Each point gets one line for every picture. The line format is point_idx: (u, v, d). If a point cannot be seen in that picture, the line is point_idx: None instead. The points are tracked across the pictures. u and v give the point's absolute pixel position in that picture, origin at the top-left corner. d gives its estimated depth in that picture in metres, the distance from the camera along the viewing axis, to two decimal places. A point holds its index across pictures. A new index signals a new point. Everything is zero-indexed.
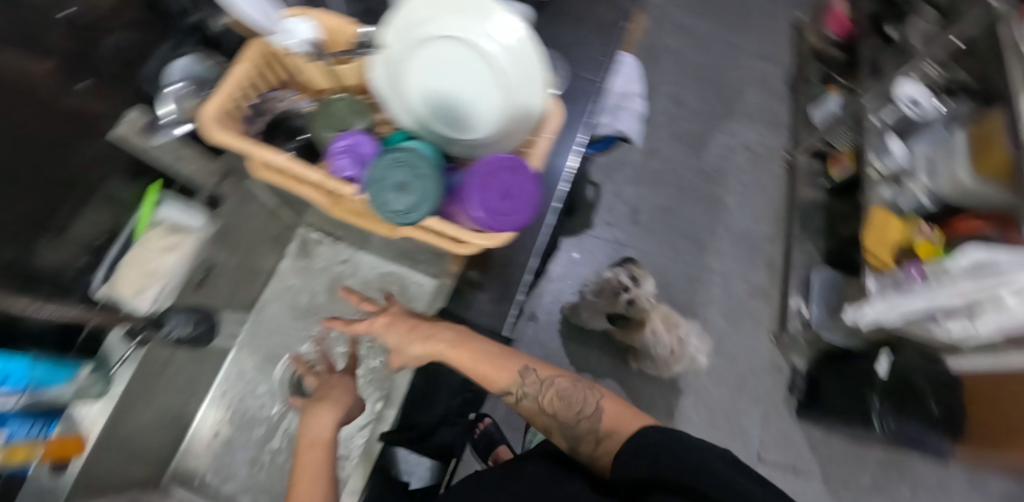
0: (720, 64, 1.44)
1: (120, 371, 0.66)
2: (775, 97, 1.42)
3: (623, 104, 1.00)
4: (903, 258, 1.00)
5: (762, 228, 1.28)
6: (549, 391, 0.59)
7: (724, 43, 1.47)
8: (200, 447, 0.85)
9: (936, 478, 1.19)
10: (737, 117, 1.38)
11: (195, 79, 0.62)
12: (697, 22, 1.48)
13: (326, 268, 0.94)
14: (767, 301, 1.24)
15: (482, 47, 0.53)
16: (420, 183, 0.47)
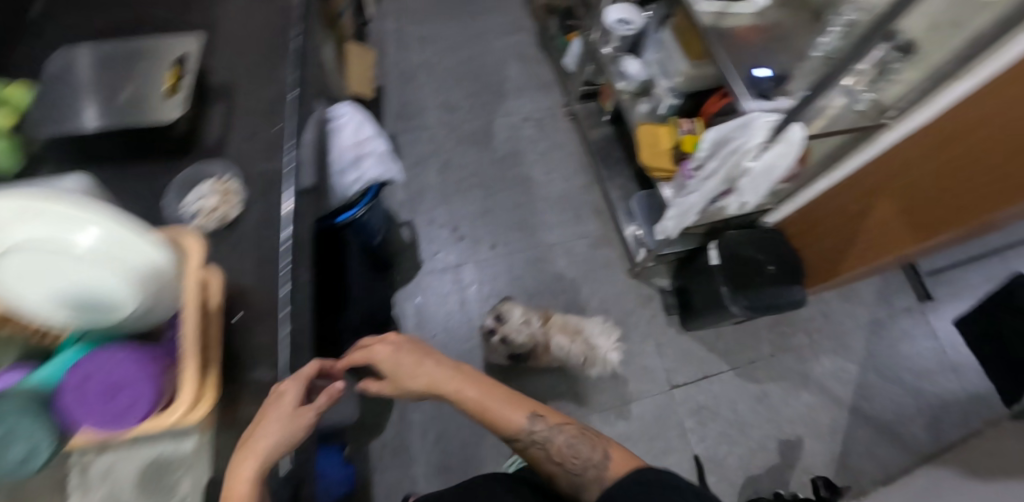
0: (470, 58, 1.49)
1: None
2: (538, 63, 1.47)
3: (362, 153, 1.01)
4: (674, 157, 1.06)
5: (574, 182, 1.33)
6: (569, 438, 0.59)
7: (469, 36, 1.52)
8: None
9: (813, 311, 1.31)
10: (512, 96, 1.42)
11: None
12: (433, 34, 1.54)
13: None
14: (613, 244, 1.28)
15: (78, 265, 0.32)
16: (41, 445, 0.33)
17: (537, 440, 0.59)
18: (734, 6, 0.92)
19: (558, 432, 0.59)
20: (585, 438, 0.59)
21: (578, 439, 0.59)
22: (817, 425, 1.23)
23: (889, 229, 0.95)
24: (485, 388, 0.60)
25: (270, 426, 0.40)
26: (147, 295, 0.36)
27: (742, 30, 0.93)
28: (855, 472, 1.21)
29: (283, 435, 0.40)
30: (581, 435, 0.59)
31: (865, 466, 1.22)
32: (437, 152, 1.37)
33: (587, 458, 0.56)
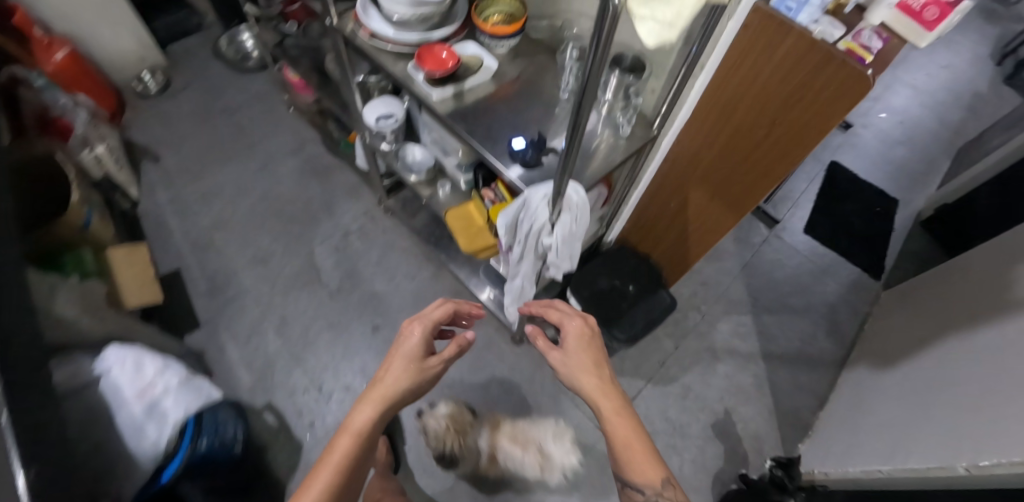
0: (270, 202, 1.44)
1: None
2: (338, 174, 1.48)
3: (155, 397, 0.85)
4: (491, 231, 0.98)
5: (424, 277, 1.29)
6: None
7: (264, 182, 1.48)
8: None
9: (689, 287, 1.38)
10: (324, 220, 1.39)
11: None
12: (222, 194, 1.46)
13: None
14: (483, 321, 1.23)
15: None
16: None
17: (648, 499, 0.58)
18: (468, 82, 0.85)
19: (666, 489, 0.57)
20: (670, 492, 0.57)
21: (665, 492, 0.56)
22: (745, 389, 1.25)
23: (707, 211, 0.92)
24: (625, 425, 0.61)
25: (367, 423, 0.56)
26: None
27: (486, 101, 0.86)
28: (798, 414, 1.23)
29: (365, 436, 0.55)
30: (669, 496, 0.56)
31: (804, 404, 1.24)
32: (269, 313, 1.26)
33: None
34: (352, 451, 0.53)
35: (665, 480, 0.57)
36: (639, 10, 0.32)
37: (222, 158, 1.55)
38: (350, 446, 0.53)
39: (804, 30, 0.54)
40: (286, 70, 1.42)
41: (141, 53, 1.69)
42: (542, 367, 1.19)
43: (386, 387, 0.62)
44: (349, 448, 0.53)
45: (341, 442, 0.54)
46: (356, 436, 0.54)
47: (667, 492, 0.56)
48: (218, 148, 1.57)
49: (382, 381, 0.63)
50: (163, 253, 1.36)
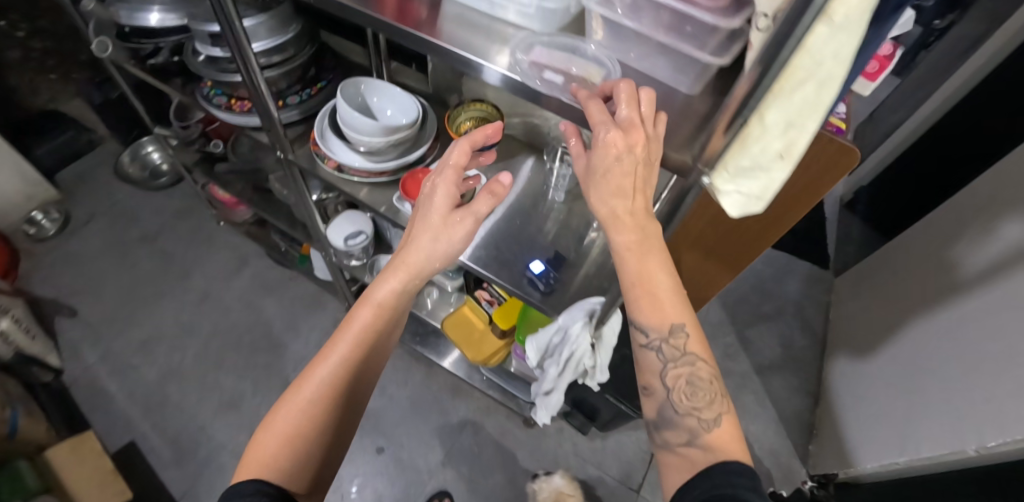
0: (225, 336, 1.30)
1: None
2: (295, 286, 1.37)
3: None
4: (496, 334, 0.96)
5: (418, 379, 1.22)
6: (671, 368, 0.44)
7: (212, 314, 1.33)
8: None
9: None
10: (292, 342, 1.28)
11: None
12: (164, 340, 1.30)
13: None
14: (491, 412, 1.18)
15: None
16: None
17: (650, 348, 0.45)
18: None
19: (680, 361, 0.44)
20: (699, 402, 0.43)
21: (698, 422, 0.42)
22: (747, 407, 1.32)
23: (702, 270, 0.89)
24: (651, 297, 0.43)
25: (380, 308, 0.48)
26: None
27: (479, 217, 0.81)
28: (798, 415, 1.31)
29: (363, 351, 0.48)
30: (686, 385, 0.44)
31: (802, 404, 1.33)
32: None
33: (686, 409, 0.43)
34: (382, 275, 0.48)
35: (692, 364, 0.43)
36: (725, 184, 0.40)
37: (154, 295, 1.37)
38: (378, 325, 0.49)
39: None
40: (213, 189, 1.30)
41: (27, 192, 1.45)
42: (562, 443, 1.17)
43: (415, 257, 0.47)
44: (351, 350, 0.47)
45: (377, 292, 0.48)
46: (356, 358, 0.47)
47: (694, 409, 0.43)
48: (145, 285, 1.39)
49: (380, 292, 0.48)
50: (107, 427, 1.17)
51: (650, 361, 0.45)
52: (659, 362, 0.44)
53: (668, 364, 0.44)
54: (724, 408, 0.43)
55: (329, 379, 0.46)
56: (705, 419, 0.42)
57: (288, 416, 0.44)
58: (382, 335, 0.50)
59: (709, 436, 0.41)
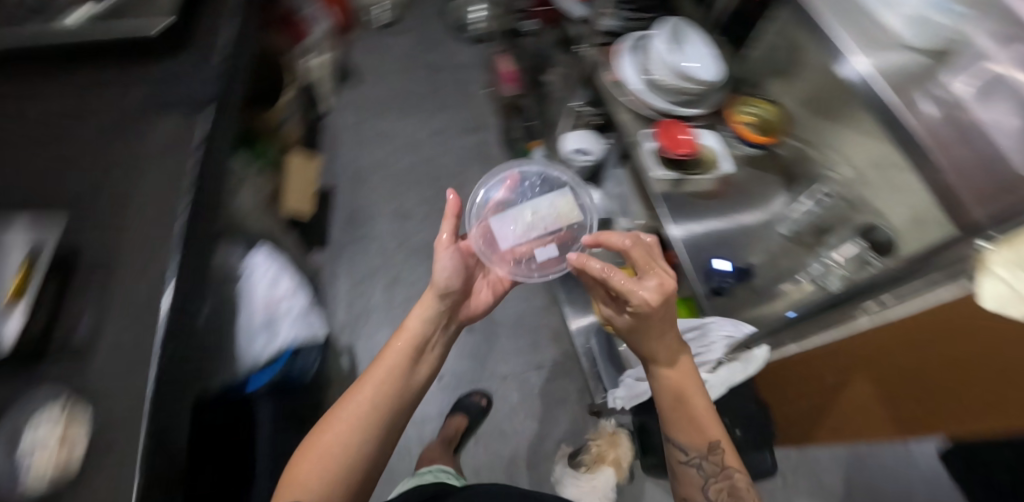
0: (433, 166, 1.53)
1: None
2: (497, 166, 1.52)
3: (274, 314, 0.93)
4: None
5: (541, 306, 1.29)
6: (699, 460, 0.61)
7: (434, 144, 1.58)
8: None
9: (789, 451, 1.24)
10: (468, 202, 1.46)
11: None
12: (395, 141, 1.58)
13: None
14: (570, 375, 1.20)
15: None
16: None
17: (689, 463, 0.62)
18: (691, 175, 0.94)
19: (719, 468, 0.60)
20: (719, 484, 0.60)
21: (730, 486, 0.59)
22: None
23: (867, 411, 0.73)
24: (685, 395, 0.62)
25: (369, 384, 0.64)
26: None
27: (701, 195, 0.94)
28: None
29: (376, 391, 0.64)
30: (715, 474, 0.60)
31: None
32: (386, 264, 1.36)
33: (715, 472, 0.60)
34: (380, 358, 0.67)
35: (715, 452, 0.60)
36: (998, 270, 0.43)
37: (412, 111, 1.66)
38: (375, 376, 0.65)
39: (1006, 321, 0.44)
40: (505, 61, 1.47)
41: None
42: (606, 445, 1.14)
43: (409, 330, 0.68)
44: (370, 393, 0.63)
45: (376, 370, 0.66)
46: (370, 411, 0.62)
47: (723, 471, 0.60)
48: (405, 96, 1.69)
49: (372, 371, 0.65)
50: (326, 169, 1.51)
51: (689, 473, 0.62)
52: (704, 453, 0.61)
53: (707, 478, 0.60)
54: (733, 464, 0.60)
55: (349, 422, 0.61)
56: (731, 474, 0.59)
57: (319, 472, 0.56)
58: (418, 377, 0.69)
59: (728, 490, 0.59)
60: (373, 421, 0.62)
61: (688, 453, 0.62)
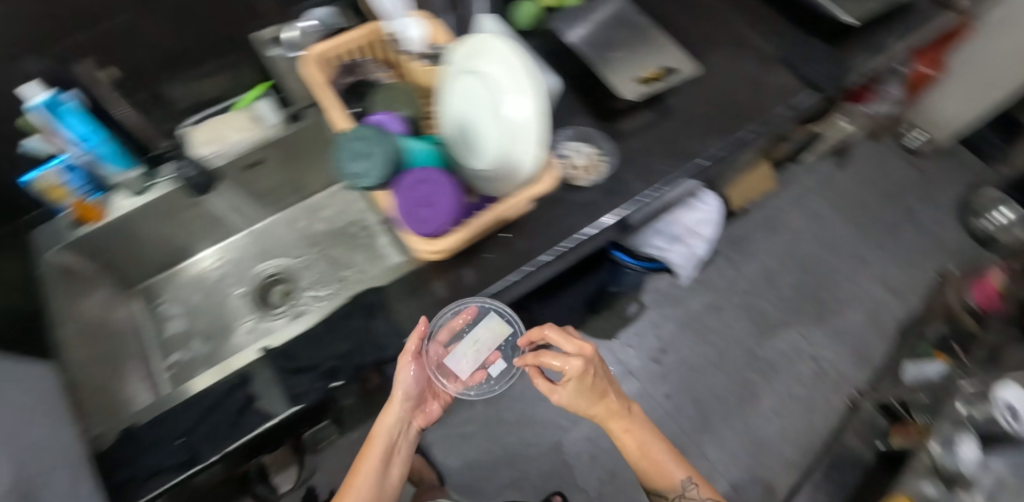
0: (799, 298, 1.24)
1: (130, 204, 0.72)
2: (878, 344, 1.20)
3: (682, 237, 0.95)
4: None
5: (779, 442, 1.10)
6: (682, 492, 0.62)
7: (812, 283, 1.26)
8: (173, 293, 0.83)
9: None
10: (810, 341, 1.19)
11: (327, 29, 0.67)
12: (789, 233, 1.32)
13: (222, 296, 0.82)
14: None
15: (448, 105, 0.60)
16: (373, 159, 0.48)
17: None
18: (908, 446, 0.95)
19: (697, 493, 0.61)
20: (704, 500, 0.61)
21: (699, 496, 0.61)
22: None
23: None
24: (630, 431, 0.63)
25: (375, 455, 0.66)
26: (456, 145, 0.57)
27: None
28: None
29: (372, 485, 0.65)
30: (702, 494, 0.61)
31: None
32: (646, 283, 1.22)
33: None
34: (363, 451, 0.68)
35: (692, 480, 0.62)
36: None
37: (835, 212, 1.36)
38: (375, 456, 0.66)
39: None
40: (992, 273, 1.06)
41: None
42: None
43: (383, 430, 0.67)
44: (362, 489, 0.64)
45: (369, 455, 0.67)
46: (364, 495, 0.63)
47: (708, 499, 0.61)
48: (893, 213, 1.37)
49: (362, 466, 0.65)
50: None
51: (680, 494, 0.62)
52: (691, 499, 0.61)
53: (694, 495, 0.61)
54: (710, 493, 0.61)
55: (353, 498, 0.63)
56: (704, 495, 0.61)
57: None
58: (388, 480, 0.68)
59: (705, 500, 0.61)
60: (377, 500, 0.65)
61: (668, 494, 0.62)
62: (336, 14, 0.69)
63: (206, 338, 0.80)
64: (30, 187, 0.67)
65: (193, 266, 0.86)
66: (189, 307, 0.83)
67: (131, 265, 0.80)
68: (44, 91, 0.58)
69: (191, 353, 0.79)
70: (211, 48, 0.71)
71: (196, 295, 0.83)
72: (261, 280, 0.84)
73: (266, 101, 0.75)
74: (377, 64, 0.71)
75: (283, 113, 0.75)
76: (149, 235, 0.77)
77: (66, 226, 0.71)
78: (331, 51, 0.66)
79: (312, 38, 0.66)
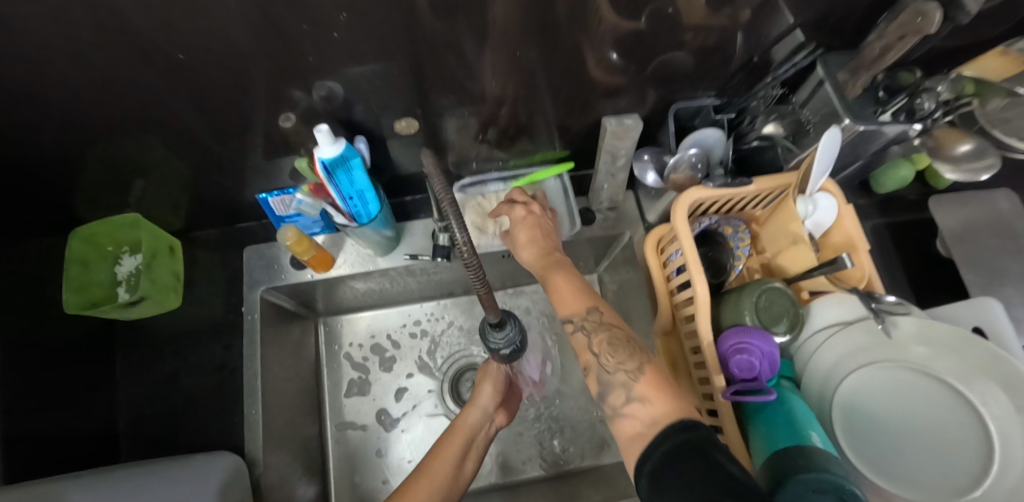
0: None
1: (393, 260, 0.58)
2: None
3: None
4: None
5: None
6: (569, 331, 0.42)
7: None
8: (358, 337, 0.70)
9: None
10: None
11: (706, 157, 0.50)
12: None
13: (407, 373, 0.68)
14: None
15: (887, 388, 0.44)
16: None
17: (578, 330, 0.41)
18: None
19: (599, 323, 0.41)
20: (604, 331, 0.41)
21: (640, 417, 0.34)
22: None
23: None
24: (566, 282, 0.45)
25: (454, 450, 0.51)
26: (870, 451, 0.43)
27: None
28: None
29: (447, 480, 0.48)
30: (600, 326, 0.41)
31: None
32: None
33: (617, 365, 0.38)
34: (445, 436, 0.53)
35: (594, 311, 0.42)
36: None
37: None
38: (454, 451, 0.51)
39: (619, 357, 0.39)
40: None
41: None
42: None
43: (467, 426, 0.55)
44: (439, 480, 0.48)
45: (449, 445, 0.51)
46: (438, 493, 0.47)
47: (620, 365, 0.38)
48: None
49: (440, 453, 0.50)
50: None
51: (577, 340, 0.42)
52: (584, 337, 0.41)
53: (589, 336, 0.41)
54: (653, 392, 0.35)
55: (424, 497, 0.45)
56: (639, 394, 0.36)
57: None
58: (461, 477, 0.50)
59: (635, 392, 0.36)
60: (445, 500, 0.47)
61: (570, 316, 0.42)
62: (724, 144, 0.50)
63: (393, 417, 0.66)
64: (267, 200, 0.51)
65: (384, 317, 0.71)
66: (373, 369, 0.68)
67: (324, 302, 0.65)
68: (339, 145, 0.43)
69: (370, 432, 0.65)
70: (535, 117, 0.52)
71: (384, 357, 0.68)
72: (462, 365, 0.69)
73: (560, 185, 0.59)
74: (735, 222, 0.52)
75: (576, 213, 0.58)
76: (361, 286, 0.63)
77: (292, 264, 0.58)
78: (708, 198, 0.47)
79: (688, 173, 0.49)
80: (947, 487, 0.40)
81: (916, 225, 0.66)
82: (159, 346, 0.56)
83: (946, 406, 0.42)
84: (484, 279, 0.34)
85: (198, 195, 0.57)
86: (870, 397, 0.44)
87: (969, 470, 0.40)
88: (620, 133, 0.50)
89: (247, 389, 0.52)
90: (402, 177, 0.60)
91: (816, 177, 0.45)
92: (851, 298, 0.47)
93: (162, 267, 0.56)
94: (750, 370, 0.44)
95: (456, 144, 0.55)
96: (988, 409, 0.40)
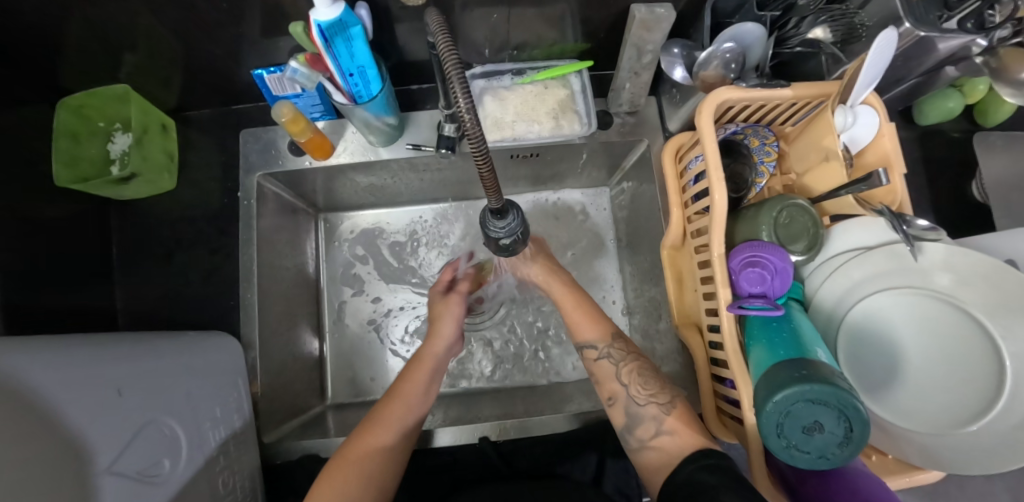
0: None
1: (402, 148, 0.56)
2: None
3: None
4: None
5: None
6: (594, 359, 0.49)
7: None
8: (359, 235, 0.69)
9: None
10: None
11: (743, 55, 0.45)
12: None
13: (408, 272, 0.68)
14: None
15: (898, 314, 0.42)
16: (835, 446, 0.32)
17: (603, 357, 0.48)
18: None
19: (626, 354, 0.48)
20: (631, 362, 0.47)
21: (667, 448, 0.40)
22: None
23: None
24: (581, 308, 0.53)
25: (421, 378, 0.49)
26: (868, 371, 0.42)
27: None
28: None
29: (420, 395, 0.48)
30: (625, 355, 0.48)
31: None
32: None
33: (648, 398, 0.44)
34: (410, 364, 0.51)
35: (616, 341, 0.49)
36: None
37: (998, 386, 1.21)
38: (423, 376, 0.49)
39: (628, 358, 0.47)
40: None
41: None
42: None
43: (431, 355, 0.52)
44: (409, 399, 0.47)
45: (418, 372, 0.49)
46: (410, 411, 0.46)
47: (653, 397, 0.44)
48: None
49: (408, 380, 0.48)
50: None
51: (604, 369, 0.48)
52: (609, 366, 0.47)
53: (617, 364, 0.47)
54: (680, 424, 0.41)
55: (398, 414, 0.45)
56: (668, 427, 0.41)
57: (370, 451, 0.41)
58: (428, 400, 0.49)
59: (665, 426, 0.41)
60: (418, 416, 0.47)
61: (596, 344, 0.49)
62: (765, 42, 0.45)
63: (398, 313, 0.66)
64: (263, 76, 0.47)
65: (386, 217, 0.69)
66: (373, 267, 0.68)
67: (327, 196, 0.64)
68: (337, 8, 0.37)
69: (368, 327, 0.66)
70: (561, 5, 0.46)
71: (384, 257, 0.68)
72: None
73: (578, 84, 0.55)
74: (764, 133, 0.49)
75: (593, 114, 0.55)
76: (364, 181, 0.62)
77: (289, 150, 0.56)
78: (736, 101, 0.44)
79: (719, 71, 0.45)
80: (952, 415, 0.38)
81: (953, 165, 0.62)
82: (157, 229, 0.55)
83: (961, 338, 0.39)
84: (488, 155, 0.27)
85: (190, 71, 0.52)
86: (877, 321, 0.42)
87: (971, 404, 0.38)
88: (651, 24, 0.44)
89: (244, 275, 0.52)
90: (407, 65, 0.55)
91: (862, 86, 0.41)
92: (879, 222, 0.43)
93: (155, 146, 0.54)
94: (760, 283, 0.42)
95: (467, 30, 0.50)
96: (1007, 345, 0.37)
